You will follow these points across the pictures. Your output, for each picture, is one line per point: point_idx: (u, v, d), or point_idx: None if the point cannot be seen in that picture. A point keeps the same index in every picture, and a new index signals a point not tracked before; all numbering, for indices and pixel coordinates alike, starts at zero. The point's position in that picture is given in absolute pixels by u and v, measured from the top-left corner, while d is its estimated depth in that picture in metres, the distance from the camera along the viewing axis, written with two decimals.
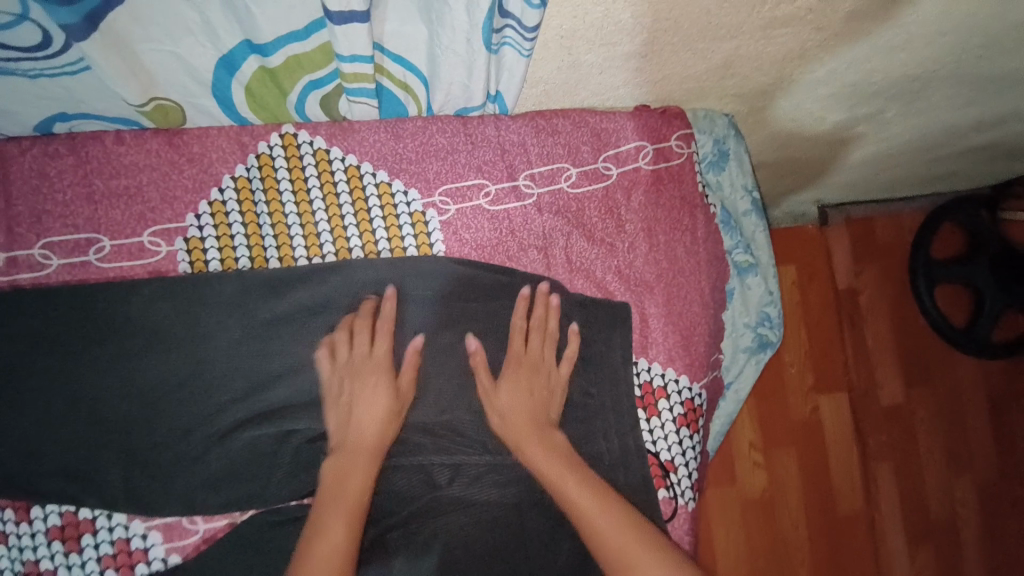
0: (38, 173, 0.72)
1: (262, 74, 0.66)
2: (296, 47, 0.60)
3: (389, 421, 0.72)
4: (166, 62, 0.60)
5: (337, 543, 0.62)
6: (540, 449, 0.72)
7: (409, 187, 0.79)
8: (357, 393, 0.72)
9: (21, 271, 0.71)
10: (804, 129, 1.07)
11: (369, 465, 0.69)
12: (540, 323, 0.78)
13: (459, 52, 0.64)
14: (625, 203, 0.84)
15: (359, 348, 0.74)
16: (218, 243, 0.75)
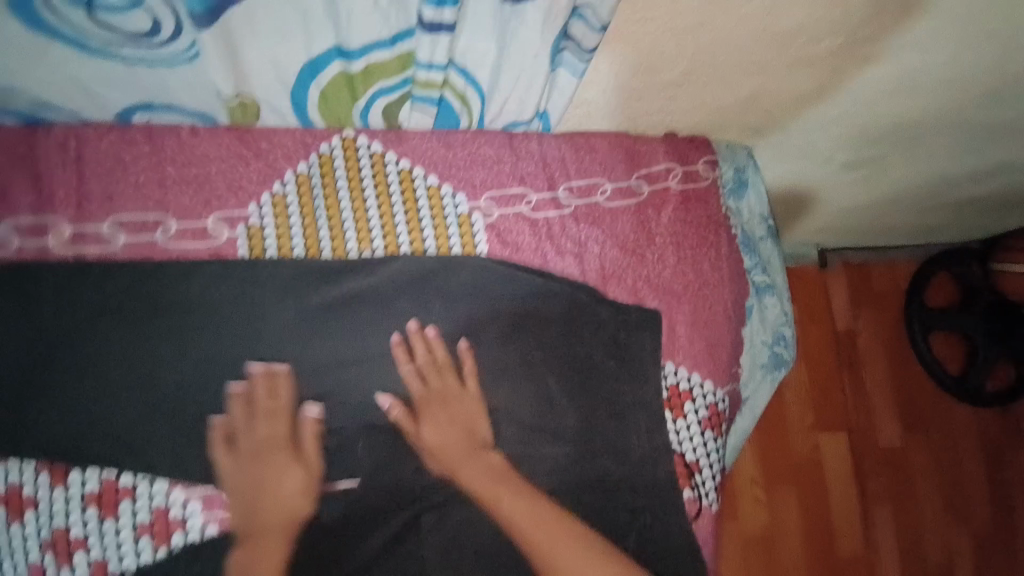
0: (113, 156, 0.75)
1: (341, 79, 0.72)
2: (380, 54, 0.67)
3: (301, 501, 0.71)
4: (260, 60, 0.66)
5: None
6: (479, 474, 0.74)
7: (457, 191, 0.85)
8: (257, 479, 0.71)
9: (87, 245, 0.73)
10: (814, 167, 1.15)
11: (281, 545, 0.69)
12: (444, 357, 0.78)
13: (523, 67, 0.71)
14: (655, 218, 0.90)
15: (259, 429, 0.73)
16: (276, 231, 0.79)
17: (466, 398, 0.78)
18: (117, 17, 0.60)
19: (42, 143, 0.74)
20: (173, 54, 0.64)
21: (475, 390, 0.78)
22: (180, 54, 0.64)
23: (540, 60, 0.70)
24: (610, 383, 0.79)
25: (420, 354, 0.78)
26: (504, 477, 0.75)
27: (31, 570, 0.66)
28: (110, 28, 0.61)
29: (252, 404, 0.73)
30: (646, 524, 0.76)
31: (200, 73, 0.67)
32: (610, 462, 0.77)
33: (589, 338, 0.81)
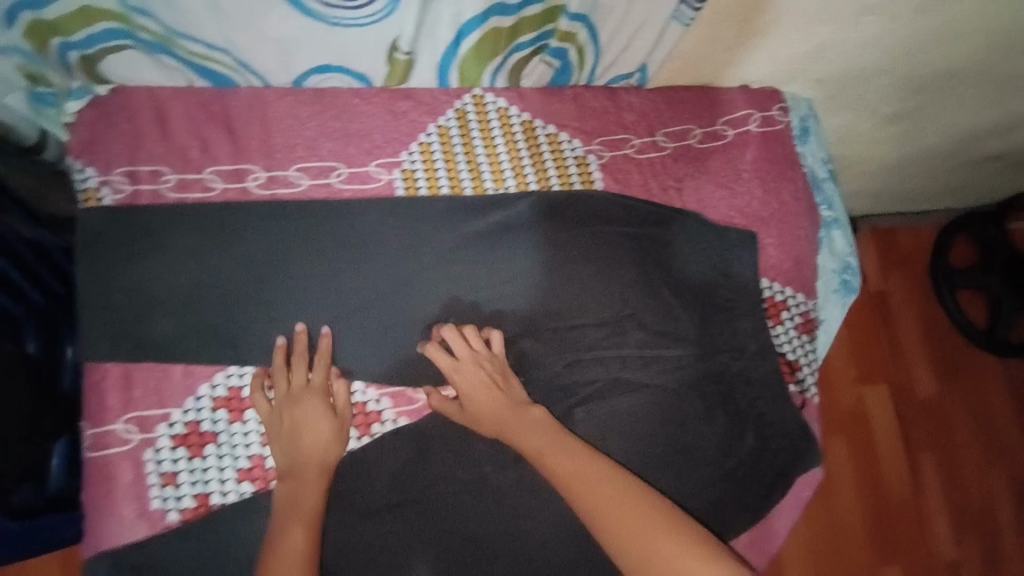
0: (292, 114, 0.88)
1: (491, 36, 0.84)
2: (532, 9, 0.79)
3: (332, 441, 0.77)
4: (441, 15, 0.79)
5: (296, 555, 0.69)
6: (518, 419, 0.79)
7: (572, 138, 0.98)
8: (296, 423, 0.76)
9: (279, 186, 0.86)
10: (859, 123, 1.28)
11: (317, 481, 0.75)
12: (473, 332, 0.83)
13: (645, 14, 0.85)
14: (741, 157, 1.02)
15: (298, 377, 0.78)
16: (426, 174, 0.92)
17: (495, 361, 0.83)
18: None
19: (235, 104, 0.86)
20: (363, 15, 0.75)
21: (501, 351, 0.84)
22: (381, 9, 0.74)
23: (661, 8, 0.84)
24: (717, 292, 0.92)
25: (461, 348, 0.82)
26: (537, 418, 0.79)
27: (255, 459, 0.76)
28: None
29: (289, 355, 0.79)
30: (761, 411, 0.87)
31: (382, 31, 0.78)
32: (729, 356, 0.88)
33: (698, 256, 0.93)
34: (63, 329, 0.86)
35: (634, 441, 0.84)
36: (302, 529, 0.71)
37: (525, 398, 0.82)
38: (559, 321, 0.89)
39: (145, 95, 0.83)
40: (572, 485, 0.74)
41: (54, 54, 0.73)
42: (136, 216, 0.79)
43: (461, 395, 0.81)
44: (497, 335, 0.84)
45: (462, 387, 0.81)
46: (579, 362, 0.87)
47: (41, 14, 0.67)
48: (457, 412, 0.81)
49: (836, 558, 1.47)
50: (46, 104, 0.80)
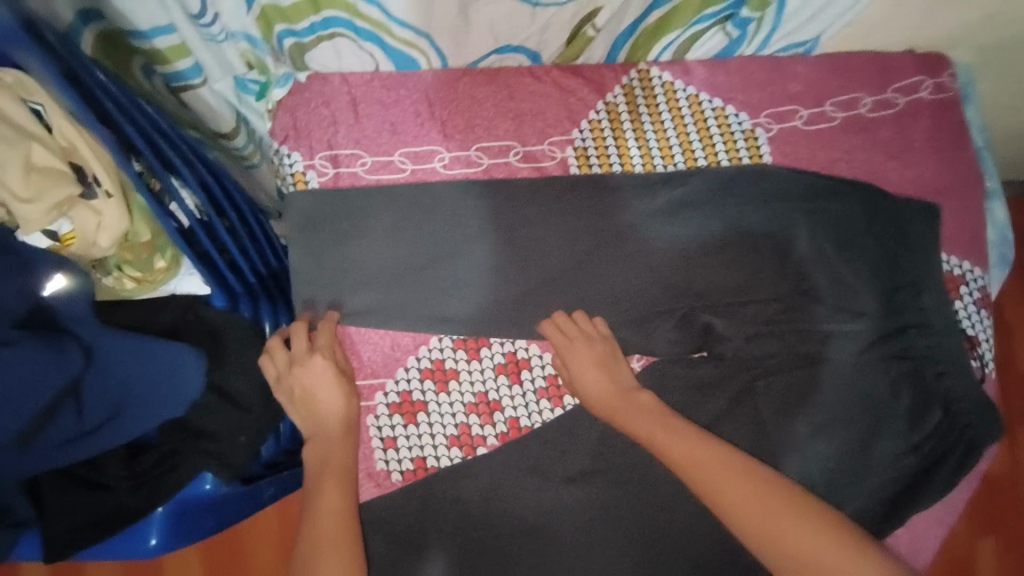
0: (469, 96, 0.90)
1: (684, 7, 0.85)
2: None
3: (348, 400, 0.75)
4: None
5: (335, 518, 0.68)
6: (633, 414, 0.78)
7: (739, 111, 0.96)
8: (310, 388, 0.73)
9: (460, 166, 0.88)
10: None
11: (345, 441, 0.73)
12: (583, 316, 0.84)
13: None
14: (912, 125, 0.99)
15: (297, 343, 0.75)
16: (597, 152, 0.92)
17: (605, 342, 0.83)
18: None
19: (420, 87, 0.89)
20: None
21: (606, 331, 0.84)
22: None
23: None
24: (902, 268, 0.90)
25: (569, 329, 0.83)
26: (653, 412, 0.78)
27: (460, 428, 0.81)
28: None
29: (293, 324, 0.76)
30: (948, 386, 0.87)
31: (579, 8, 0.78)
32: (916, 333, 0.88)
33: (876, 227, 0.91)
34: (263, 309, 0.80)
35: (815, 414, 0.85)
36: (337, 490, 0.70)
37: (632, 383, 0.82)
38: (736, 296, 0.88)
39: (338, 82, 0.86)
40: (670, 451, 0.74)
41: (274, 40, 0.75)
42: (341, 194, 0.83)
43: (570, 375, 0.81)
44: (602, 321, 0.85)
45: (572, 368, 0.81)
46: (759, 336, 0.86)
47: (279, 1, 0.69)
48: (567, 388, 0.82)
49: None
50: (247, 92, 0.82)
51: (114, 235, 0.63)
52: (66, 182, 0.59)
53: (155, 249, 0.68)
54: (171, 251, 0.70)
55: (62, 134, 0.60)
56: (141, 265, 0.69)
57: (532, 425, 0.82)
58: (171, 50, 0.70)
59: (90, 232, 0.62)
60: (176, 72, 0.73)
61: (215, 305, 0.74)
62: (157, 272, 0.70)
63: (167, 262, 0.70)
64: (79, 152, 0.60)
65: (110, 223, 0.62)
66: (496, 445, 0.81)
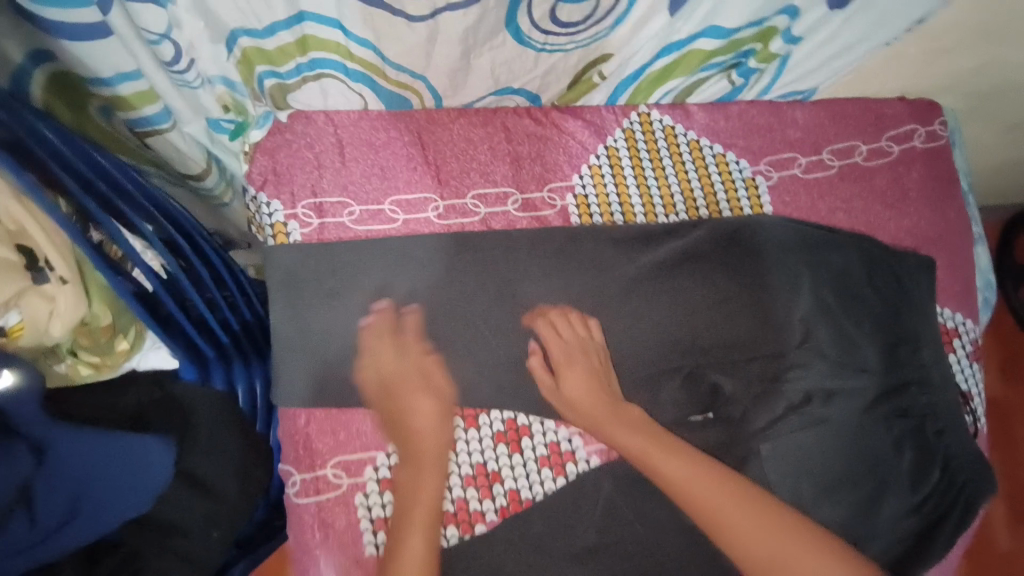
0: (465, 139, 0.84)
1: (691, 57, 0.82)
2: (747, 31, 0.79)
3: (442, 425, 0.75)
4: (651, 38, 0.76)
5: (418, 561, 0.69)
6: (624, 426, 0.77)
7: (740, 158, 0.94)
8: (404, 413, 0.74)
9: (456, 216, 0.82)
10: None
11: (435, 470, 0.73)
12: (576, 314, 0.82)
13: (843, 43, 0.86)
14: (906, 174, 0.99)
15: (394, 363, 0.76)
16: (598, 201, 0.88)
17: (597, 350, 0.81)
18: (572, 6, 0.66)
19: (412, 128, 0.82)
20: (577, 42, 0.73)
21: (602, 339, 0.82)
22: (591, 36, 0.72)
23: (862, 42, 0.86)
24: (903, 322, 0.89)
25: (557, 318, 0.82)
26: (646, 428, 0.77)
27: (458, 503, 0.75)
28: (551, 19, 0.67)
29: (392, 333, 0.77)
30: (947, 443, 0.87)
31: (587, 53, 0.76)
32: (916, 391, 0.87)
33: (877, 280, 0.90)
34: (235, 370, 0.72)
35: (821, 475, 0.82)
36: (420, 531, 0.70)
37: (619, 393, 0.81)
38: (740, 351, 0.85)
39: (323, 121, 0.79)
40: (666, 470, 0.74)
41: (256, 81, 0.68)
42: (326, 249, 0.77)
43: (558, 376, 0.79)
44: (597, 324, 0.83)
45: (560, 373, 0.78)
46: (762, 396, 0.84)
47: (264, 44, 0.63)
48: (549, 383, 0.79)
49: None
50: (220, 131, 0.75)
51: (68, 324, 0.55)
52: (14, 273, 0.53)
53: (117, 331, 0.62)
54: (133, 332, 0.64)
55: (9, 215, 0.54)
56: (99, 350, 0.61)
57: (534, 497, 0.77)
58: (137, 97, 0.61)
59: (40, 322, 0.54)
60: (144, 117, 0.64)
61: (186, 378, 0.66)
62: (116, 355, 0.63)
63: (129, 343, 0.63)
64: (28, 235, 0.54)
65: (65, 310, 0.54)
66: (496, 521, 0.75)
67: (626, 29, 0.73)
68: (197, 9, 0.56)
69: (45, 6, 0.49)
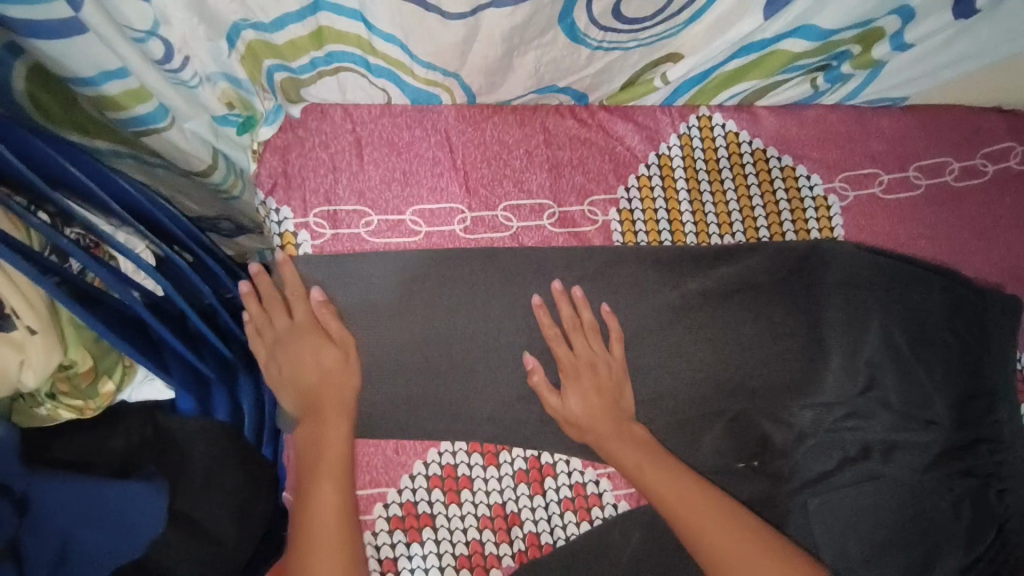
0: (498, 141, 0.75)
1: (768, 60, 0.71)
2: (845, 33, 0.68)
3: (341, 374, 0.66)
4: (730, 43, 0.66)
5: (332, 518, 0.59)
6: (625, 443, 0.67)
7: (812, 172, 0.82)
8: (296, 363, 0.64)
9: (485, 230, 0.73)
10: None
11: (339, 421, 0.64)
12: (591, 321, 0.72)
13: (948, 47, 0.74)
14: (1000, 199, 0.86)
15: (281, 319, 0.66)
16: (644, 217, 0.78)
17: (614, 365, 0.72)
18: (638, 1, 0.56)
19: (440, 127, 0.73)
20: (639, 42, 0.63)
21: (620, 355, 0.72)
22: (656, 36, 0.62)
23: (969, 49, 0.75)
24: (983, 372, 0.78)
25: (565, 313, 0.72)
26: (646, 443, 0.68)
27: (472, 546, 0.68)
28: (612, 17, 0.58)
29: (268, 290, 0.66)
30: (1008, 504, 0.75)
31: (650, 52, 0.65)
32: (987, 450, 0.76)
33: (957, 324, 0.79)
34: (241, 386, 0.66)
35: (869, 532, 0.73)
36: (332, 486, 0.60)
37: (630, 409, 0.71)
38: (793, 397, 0.76)
39: (341, 117, 0.71)
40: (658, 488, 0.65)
41: (264, 75, 0.61)
42: (338, 263, 0.70)
43: (564, 394, 0.69)
44: (620, 339, 0.73)
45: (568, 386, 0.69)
46: (816, 446, 0.75)
47: (271, 38, 0.56)
48: (556, 403, 0.69)
49: None
50: (227, 126, 0.66)
51: (43, 374, 0.50)
52: None
53: (99, 373, 0.55)
54: (119, 370, 0.58)
55: None
56: (82, 394, 0.55)
57: (555, 543, 0.70)
58: (126, 95, 0.53)
59: (10, 375, 0.48)
60: (136, 117, 0.56)
61: (182, 409, 0.60)
62: (101, 398, 0.56)
63: (115, 384, 0.57)
64: None
65: (37, 361, 0.49)
66: (512, 567, 0.69)
67: (699, 28, 0.63)
68: (190, 5, 0.50)
69: (8, 4, 0.42)
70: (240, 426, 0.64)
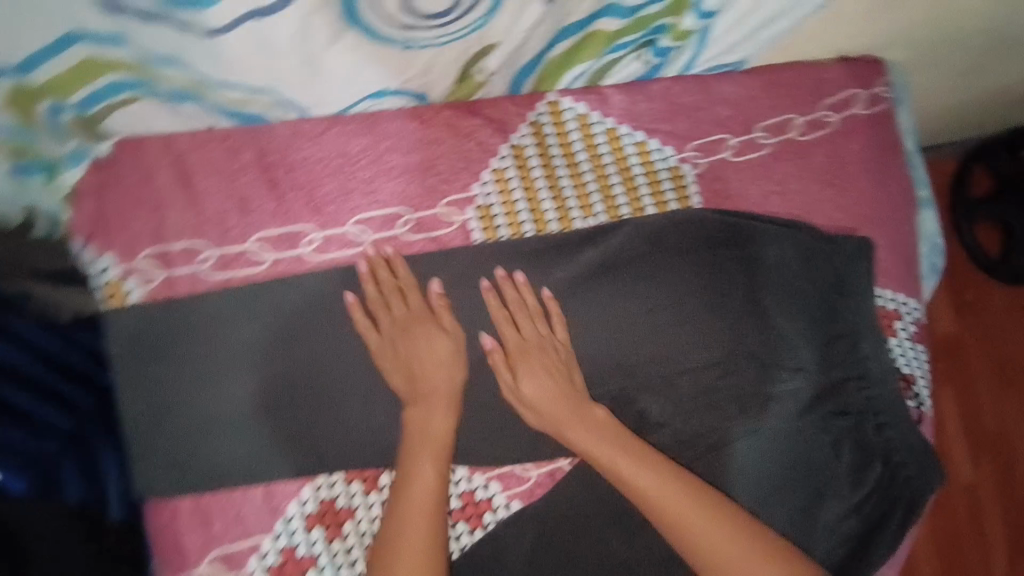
0: (338, 151, 0.71)
1: (583, 41, 0.71)
2: (651, 7, 0.67)
3: (451, 364, 0.71)
4: (540, 28, 0.65)
5: (430, 485, 0.65)
6: (585, 427, 0.71)
7: (664, 145, 0.83)
8: (410, 350, 0.70)
9: (336, 247, 0.71)
10: (962, 91, 1.11)
11: (447, 407, 0.69)
12: (536, 305, 0.75)
13: (763, 10, 0.75)
14: (845, 146, 0.90)
15: (399, 307, 0.71)
16: (504, 210, 0.77)
17: (562, 349, 0.75)
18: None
19: (273, 146, 0.69)
20: (447, 35, 0.60)
21: (564, 337, 0.76)
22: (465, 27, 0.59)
23: (783, 8, 0.77)
24: (842, 315, 0.84)
25: (511, 298, 0.75)
26: (601, 419, 0.72)
27: None
28: (404, 14, 0.55)
29: (378, 284, 0.71)
30: (888, 437, 0.81)
31: (464, 47, 0.63)
32: (854, 387, 0.82)
33: (812, 272, 0.84)
34: (104, 458, 0.65)
35: (756, 485, 0.77)
36: (433, 458, 0.67)
37: (585, 391, 0.74)
38: (672, 366, 0.78)
39: (162, 147, 0.66)
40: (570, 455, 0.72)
41: (44, 120, 0.58)
42: (176, 307, 0.67)
43: (517, 381, 0.72)
44: (553, 301, 0.76)
45: (518, 370, 0.72)
46: (698, 410, 0.78)
47: (29, 79, 0.53)
48: (509, 382, 0.72)
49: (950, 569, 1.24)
50: (30, 176, 0.63)
51: None
52: None
53: None
54: None
55: None
56: None
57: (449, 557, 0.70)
58: None
59: None
60: None
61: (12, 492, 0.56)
62: None
63: None
64: None
65: None
66: None
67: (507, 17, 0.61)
68: None
69: None
70: (102, 504, 0.62)
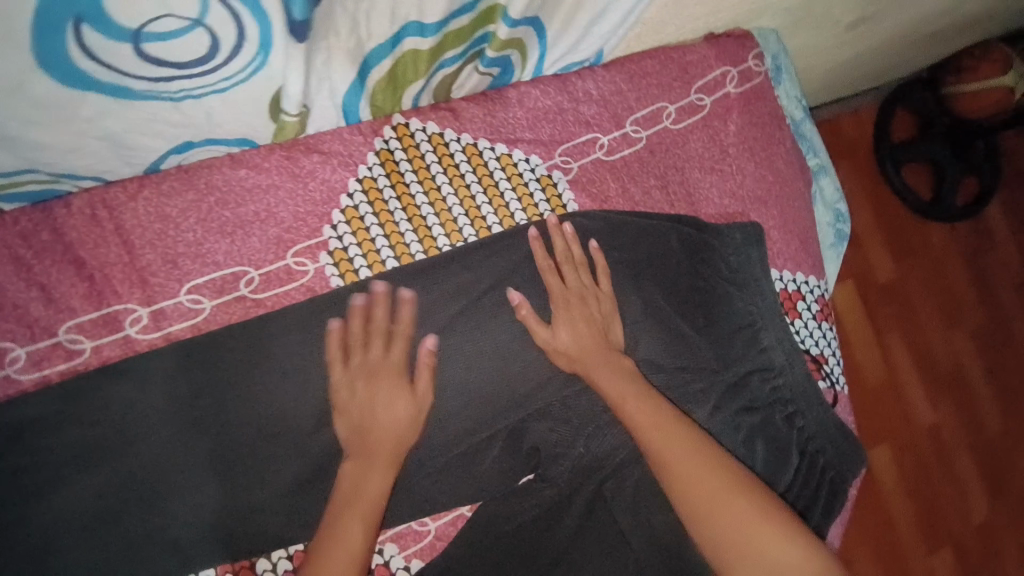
0: (157, 215, 0.65)
1: (398, 67, 0.62)
2: (460, 21, 0.58)
3: (405, 431, 0.66)
4: (336, 58, 0.55)
5: (353, 547, 0.60)
6: (608, 369, 0.70)
7: (529, 154, 0.78)
8: (366, 405, 0.65)
9: (171, 321, 0.66)
10: (843, 50, 1.10)
11: (384, 472, 0.64)
12: (582, 255, 0.74)
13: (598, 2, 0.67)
14: (724, 128, 0.87)
15: (376, 351, 0.67)
16: (361, 250, 0.71)
17: (604, 301, 0.74)
18: (166, 44, 0.44)
19: (74, 224, 0.63)
20: (226, 80, 0.50)
21: (608, 289, 0.74)
22: (243, 69, 0.50)
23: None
24: (737, 306, 0.81)
25: (560, 246, 0.74)
26: (616, 362, 0.71)
27: None
28: (154, 65, 0.46)
29: (368, 322, 0.67)
30: (802, 427, 0.80)
31: (255, 92, 0.54)
32: (758, 380, 0.79)
33: (702, 266, 0.80)
34: None
35: None
36: (360, 518, 0.62)
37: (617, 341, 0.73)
38: (568, 387, 0.74)
39: None
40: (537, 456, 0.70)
41: None
42: None
43: (555, 327, 0.71)
44: (598, 251, 0.75)
45: (557, 315, 0.72)
46: (602, 429, 0.74)
47: None
48: (546, 333, 0.71)
49: (928, 511, 1.29)
50: None
51: None
52: None
53: None
54: None
55: None
56: None
57: None
58: None
59: None
60: None
61: None
62: None
63: None
64: None
65: None
66: None
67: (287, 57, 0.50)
68: None
69: None
70: None
